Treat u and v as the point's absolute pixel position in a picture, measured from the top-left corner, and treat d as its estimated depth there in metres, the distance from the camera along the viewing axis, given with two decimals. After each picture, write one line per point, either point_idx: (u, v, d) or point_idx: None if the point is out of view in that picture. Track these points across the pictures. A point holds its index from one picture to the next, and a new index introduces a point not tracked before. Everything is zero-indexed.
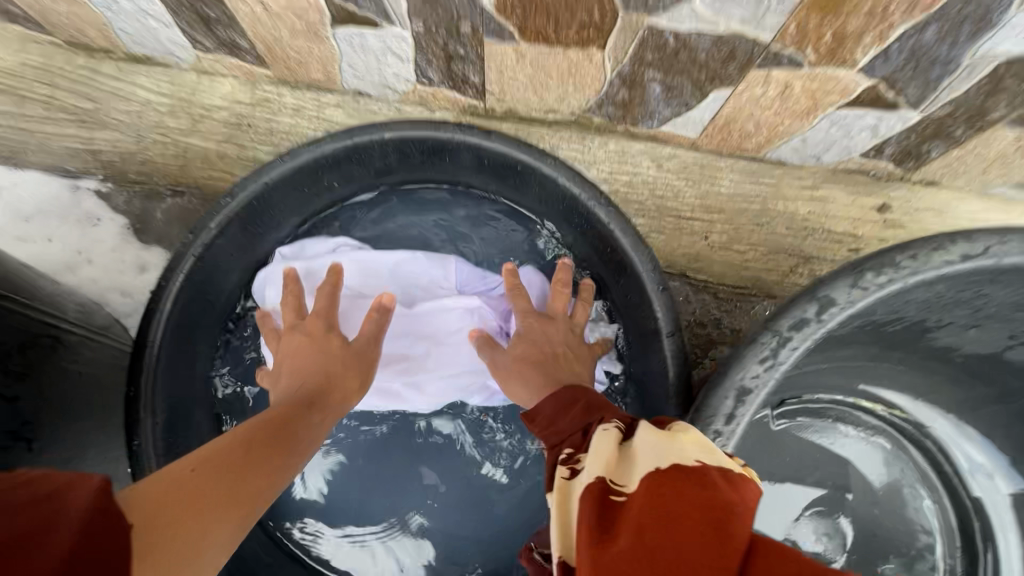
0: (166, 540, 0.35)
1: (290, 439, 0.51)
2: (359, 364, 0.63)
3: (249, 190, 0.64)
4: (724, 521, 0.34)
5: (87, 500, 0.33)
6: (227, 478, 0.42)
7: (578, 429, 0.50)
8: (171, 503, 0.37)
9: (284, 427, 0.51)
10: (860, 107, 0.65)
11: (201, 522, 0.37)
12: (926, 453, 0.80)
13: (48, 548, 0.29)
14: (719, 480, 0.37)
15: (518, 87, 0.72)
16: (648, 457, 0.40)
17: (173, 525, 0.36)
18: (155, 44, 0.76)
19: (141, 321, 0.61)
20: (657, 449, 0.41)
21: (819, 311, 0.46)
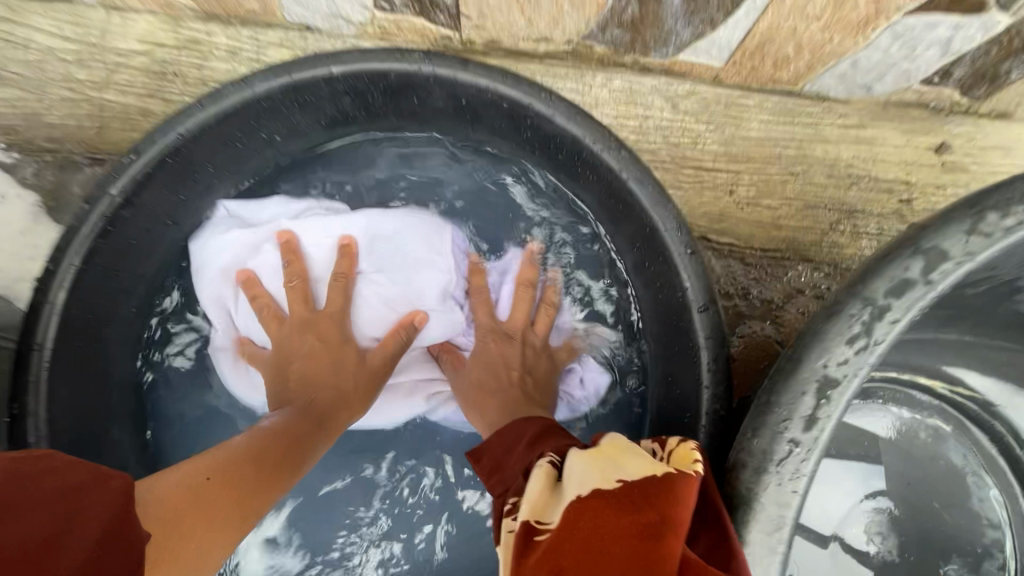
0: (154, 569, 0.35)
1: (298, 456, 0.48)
2: (373, 378, 0.57)
3: (159, 144, 0.50)
4: (653, 544, 0.30)
5: (88, 530, 0.32)
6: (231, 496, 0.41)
7: (521, 471, 0.42)
8: (176, 519, 0.38)
9: (293, 441, 0.49)
10: (935, 11, 0.51)
11: (197, 541, 0.38)
12: (995, 437, 0.69)
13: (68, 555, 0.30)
14: (643, 495, 0.32)
15: (500, 8, 0.58)
16: (570, 484, 0.34)
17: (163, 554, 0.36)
18: None
19: (26, 318, 0.47)
20: (584, 470, 0.35)
21: (926, 269, 0.33)
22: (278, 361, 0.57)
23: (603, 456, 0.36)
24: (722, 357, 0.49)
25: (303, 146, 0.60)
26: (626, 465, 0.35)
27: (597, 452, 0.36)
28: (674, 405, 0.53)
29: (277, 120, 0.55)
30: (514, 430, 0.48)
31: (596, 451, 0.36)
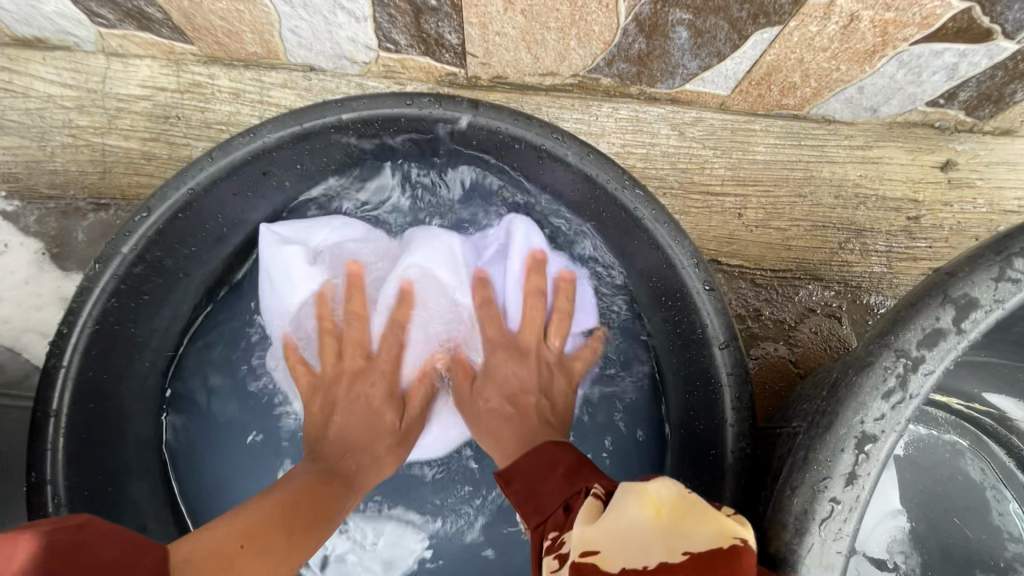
0: None
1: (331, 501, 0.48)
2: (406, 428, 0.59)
3: (170, 200, 0.49)
4: None
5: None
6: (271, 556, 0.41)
7: (560, 504, 0.41)
8: None
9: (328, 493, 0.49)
10: (941, 42, 0.52)
11: None
12: (1012, 450, 0.69)
13: None
14: (708, 566, 0.30)
15: (506, 46, 0.58)
16: (626, 535, 0.32)
17: None
18: (44, 22, 0.60)
19: (39, 383, 0.46)
20: (646, 526, 0.32)
21: (956, 318, 0.33)
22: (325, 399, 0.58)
23: (669, 514, 0.33)
24: (747, 395, 0.49)
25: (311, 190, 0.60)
26: (692, 529, 0.32)
27: (658, 505, 0.34)
28: (699, 442, 0.53)
29: (287, 167, 0.55)
30: (549, 455, 0.47)
31: (659, 506, 0.33)
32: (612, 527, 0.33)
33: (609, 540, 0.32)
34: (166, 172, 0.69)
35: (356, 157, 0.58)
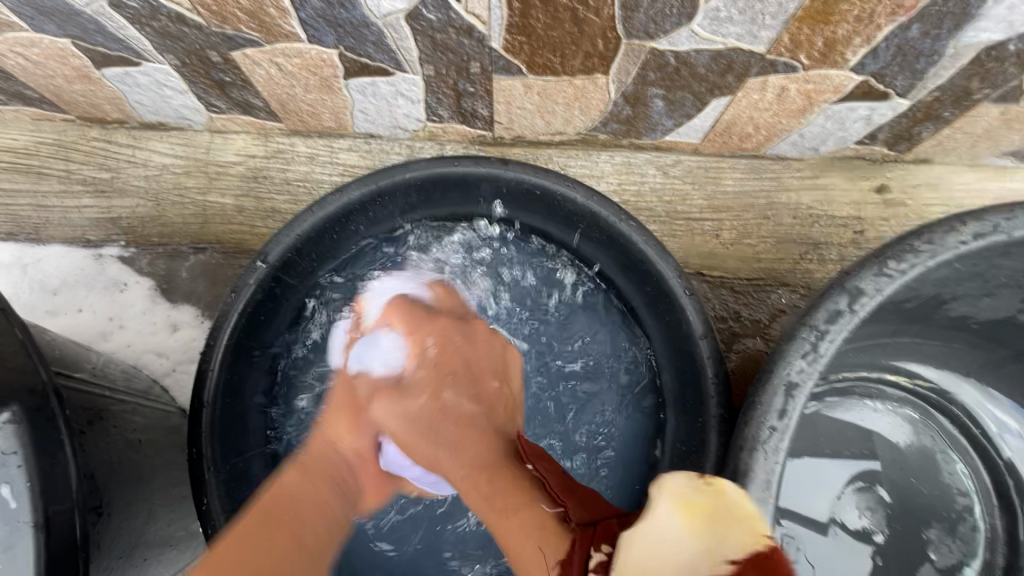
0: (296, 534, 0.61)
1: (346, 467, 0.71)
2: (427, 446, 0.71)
3: (283, 244, 0.66)
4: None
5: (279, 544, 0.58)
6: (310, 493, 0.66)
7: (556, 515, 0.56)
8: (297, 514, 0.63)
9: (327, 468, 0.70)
10: (853, 101, 0.68)
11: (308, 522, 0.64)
12: (953, 418, 0.83)
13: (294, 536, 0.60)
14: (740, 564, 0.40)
15: (525, 116, 0.76)
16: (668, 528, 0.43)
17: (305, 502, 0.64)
18: (169, 111, 0.79)
19: (194, 383, 0.63)
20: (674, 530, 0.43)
21: (850, 302, 0.49)
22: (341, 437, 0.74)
23: (702, 512, 0.43)
24: (723, 372, 0.64)
25: (378, 231, 0.77)
26: (720, 522, 0.42)
27: (688, 502, 0.44)
28: (689, 411, 0.68)
29: (362, 215, 0.72)
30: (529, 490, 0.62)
31: (688, 505, 0.44)
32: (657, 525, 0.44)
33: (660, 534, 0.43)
34: (254, 221, 0.86)
35: (413, 205, 0.75)
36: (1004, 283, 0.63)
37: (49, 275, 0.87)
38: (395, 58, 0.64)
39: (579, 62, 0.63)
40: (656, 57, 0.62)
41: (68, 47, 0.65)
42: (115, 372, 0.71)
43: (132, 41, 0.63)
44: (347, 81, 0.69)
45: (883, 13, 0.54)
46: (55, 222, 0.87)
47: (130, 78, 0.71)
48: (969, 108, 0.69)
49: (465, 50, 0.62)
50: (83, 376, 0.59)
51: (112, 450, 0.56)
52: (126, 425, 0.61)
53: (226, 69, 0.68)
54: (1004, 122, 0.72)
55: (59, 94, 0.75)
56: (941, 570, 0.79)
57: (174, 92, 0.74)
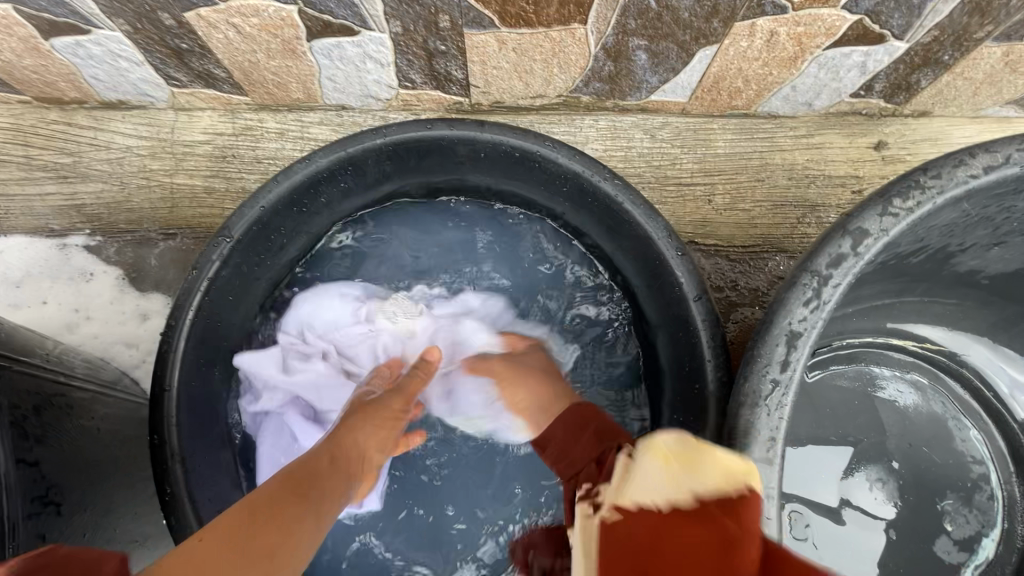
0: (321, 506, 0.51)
1: (333, 468, 0.56)
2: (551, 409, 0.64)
3: (247, 216, 0.62)
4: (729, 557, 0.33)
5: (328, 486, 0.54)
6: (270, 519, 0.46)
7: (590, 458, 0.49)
8: (263, 515, 0.46)
9: (278, 509, 0.47)
10: (848, 45, 0.65)
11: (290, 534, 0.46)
12: (964, 382, 0.79)
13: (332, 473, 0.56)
14: (717, 510, 0.35)
15: (502, 77, 0.72)
16: (637, 481, 0.38)
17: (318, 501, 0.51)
18: (128, 86, 0.75)
19: (155, 366, 0.59)
20: (652, 470, 0.38)
21: (854, 244, 0.45)
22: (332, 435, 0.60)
23: (684, 462, 0.37)
24: (719, 335, 0.60)
25: (351, 205, 0.73)
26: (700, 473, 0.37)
27: (670, 455, 0.38)
28: (685, 379, 0.64)
29: (333, 187, 0.68)
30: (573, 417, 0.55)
31: (670, 455, 0.38)
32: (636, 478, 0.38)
33: (628, 478, 0.39)
34: (225, 203, 0.82)
35: (388, 174, 0.71)
36: (1015, 229, 0.59)
37: (12, 268, 0.83)
38: (358, 14, 0.60)
39: (554, 11, 0.59)
40: (637, 1, 0.58)
41: (11, 14, 0.61)
42: (76, 361, 0.67)
43: (78, 5, 0.59)
44: (311, 43, 0.65)
45: None
46: (17, 210, 0.83)
47: (82, 50, 0.67)
48: (970, 50, 0.65)
49: (432, 1, 0.58)
50: (33, 361, 0.55)
51: (63, 438, 0.52)
52: (83, 413, 0.58)
53: (181, 34, 0.64)
54: (1006, 64, 0.68)
55: (10, 71, 0.71)
56: (958, 542, 0.75)
57: (130, 64, 0.70)
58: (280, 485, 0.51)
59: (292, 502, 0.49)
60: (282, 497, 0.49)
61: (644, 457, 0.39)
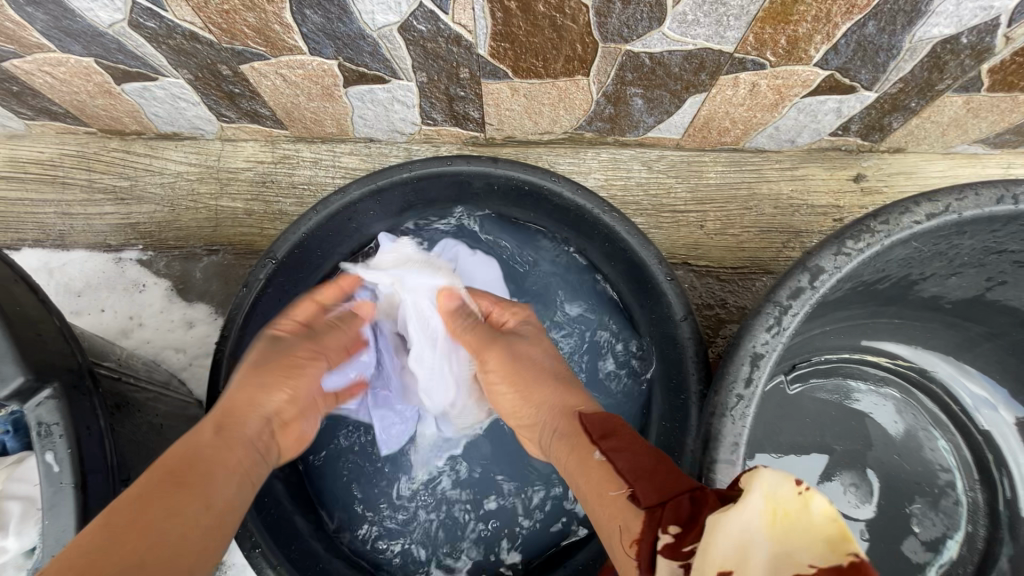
0: (219, 473, 0.50)
1: (230, 435, 0.55)
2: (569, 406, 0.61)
3: (289, 241, 0.71)
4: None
5: (230, 452, 0.53)
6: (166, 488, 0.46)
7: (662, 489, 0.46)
8: (151, 493, 0.45)
9: (174, 481, 0.47)
10: (822, 94, 0.73)
11: (178, 504, 0.45)
12: (934, 397, 0.87)
13: (235, 438, 0.55)
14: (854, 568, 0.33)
15: (514, 117, 0.80)
16: (743, 519, 0.37)
17: (213, 466, 0.50)
18: (183, 122, 0.85)
19: (210, 371, 0.68)
20: (756, 520, 0.36)
21: (811, 279, 0.54)
22: (239, 382, 0.60)
23: (791, 518, 0.36)
24: (702, 352, 0.68)
25: (377, 228, 0.82)
26: (810, 533, 0.36)
27: (780, 507, 0.37)
28: (673, 390, 0.72)
29: (362, 214, 0.77)
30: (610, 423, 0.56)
31: (779, 506, 0.37)
32: (735, 528, 0.36)
33: (738, 520, 0.37)
34: (263, 223, 0.91)
35: (411, 202, 0.79)
36: (968, 262, 0.66)
37: (72, 278, 0.93)
38: (390, 67, 0.69)
39: (560, 66, 0.68)
40: (632, 59, 0.66)
41: (91, 65, 0.70)
42: (137, 364, 0.76)
43: (150, 58, 0.69)
44: (347, 89, 0.74)
45: (839, 12, 0.58)
46: (78, 228, 0.93)
47: (148, 92, 0.77)
48: (934, 98, 0.73)
49: (454, 57, 0.67)
50: (109, 364, 0.64)
51: (136, 432, 0.61)
52: (149, 411, 0.67)
53: (234, 81, 0.73)
54: (968, 111, 0.75)
55: (82, 109, 0.81)
56: (925, 543, 0.82)
57: (187, 104, 0.79)
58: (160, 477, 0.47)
59: (187, 492, 0.47)
60: (183, 464, 0.49)
61: (750, 498, 0.37)
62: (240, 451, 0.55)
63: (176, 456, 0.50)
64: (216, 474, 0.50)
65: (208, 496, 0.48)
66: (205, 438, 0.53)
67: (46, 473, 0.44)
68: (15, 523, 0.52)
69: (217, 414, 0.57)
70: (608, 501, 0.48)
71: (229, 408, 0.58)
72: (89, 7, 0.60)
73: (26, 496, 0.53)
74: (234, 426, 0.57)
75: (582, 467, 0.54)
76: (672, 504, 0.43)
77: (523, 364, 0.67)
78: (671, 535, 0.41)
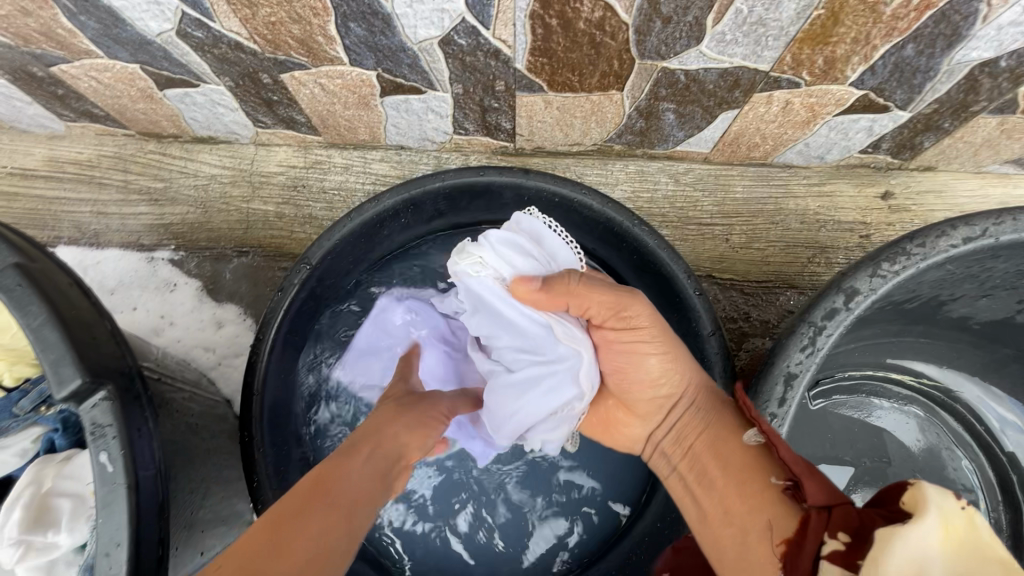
0: (350, 500, 0.53)
1: (372, 465, 0.59)
2: (704, 400, 0.65)
3: (324, 248, 0.72)
4: None
5: (367, 487, 0.56)
6: (311, 513, 0.50)
7: (823, 494, 0.49)
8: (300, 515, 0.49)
9: (320, 495, 0.52)
10: (855, 113, 0.73)
11: (316, 528, 0.49)
12: (958, 417, 0.86)
13: (373, 472, 0.58)
14: None
15: (545, 129, 0.81)
16: (913, 535, 0.38)
17: (350, 493, 0.54)
18: (220, 126, 0.86)
19: (246, 373, 0.69)
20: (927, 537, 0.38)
21: (846, 300, 0.54)
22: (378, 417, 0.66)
23: (962, 535, 0.37)
24: (730, 368, 0.69)
25: (406, 235, 0.83)
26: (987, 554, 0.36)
27: (951, 526, 0.38)
28: None
29: (394, 222, 0.78)
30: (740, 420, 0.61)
31: (953, 526, 0.38)
32: (903, 543, 0.38)
33: (908, 538, 0.38)
34: (293, 227, 0.93)
35: (442, 211, 0.80)
36: (1000, 284, 0.66)
37: (106, 276, 0.95)
38: (427, 78, 0.70)
39: (596, 81, 0.69)
40: (668, 75, 0.67)
41: (136, 71, 0.72)
42: (172, 364, 0.78)
43: (194, 66, 0.70)
44: (382, 99, 0.75)
45: (879, 35, 0.58)
46: (113, 228, 0.95)
47: (189, 98, 0.78)
48: (968, 119, 0.73)
49: (491, 70, 0.68)
50: (148, 365, 0.66)
51: (175, 432, 0.63)
52: (185, 411, 0.69)
53: (274, 89, 0.75)
54: (1002, 131, 0.75)
55: (122, 112, 0.83)
56: None
57: (225, 110, 0.81)
58: (304, 493, 0.52)
59: (327, 513, 0.51)
60: (327, 486, 0.53)
61: (923, 517, 0.39)
62: (382, 476, 0.59)
63: (322, 475, 0.55)
64: (352, 502, 0.53)
65: (346, 520, 0.52)
66: (353, 462, 0.58)
67: (101, 473, 0.45)
68: (67, 519, 0.54)
69: (359, 438, 0.63)
70: (756, 495, 0.54)
71: (378, 435, 0.63)
72: (139, 16, 0.62)
73: (76, 492, 0.55)
74: (385, 453, 0.61)
75: (727, 465, 0.59)
76: (837, 510, 0.47)
77: (646, 377, 0.68)
78: (840, 544, 0.43)
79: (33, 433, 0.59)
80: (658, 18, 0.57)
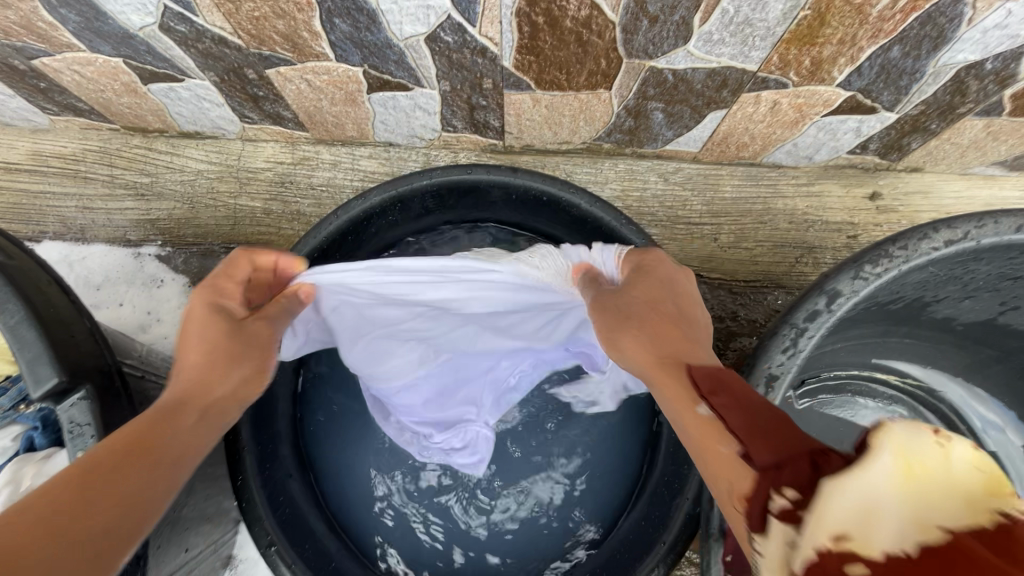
0: (143, 469, 0.43)
1: (182, 425, 0.48)
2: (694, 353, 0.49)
3: (310, 245, 0.71)
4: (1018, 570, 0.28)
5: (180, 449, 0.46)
6: (98, 495, 0.39)
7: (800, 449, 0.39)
8: (74, 497, 0.38)
9: (120, 463, 0.42)
10: (843, 114, 0.73)
11: (97, 521, 0.38)
12: (942, 415, 0.88)
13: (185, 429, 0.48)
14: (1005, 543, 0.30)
15: (533, 126, 0.81)
16: (861, 478, 0.33)
17: (144, 462, 0.43)
18: (206, 121, 0.86)
19: None
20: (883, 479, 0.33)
21: (828, 302, 0.54)
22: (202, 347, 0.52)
23: (923, 475, 0.33)
24: None
25: (394, 233, 0.83)
26: (937, 494, 0.32)
27: (909, 461, 0.33)
28: None
29: (381, 219, 0.77)
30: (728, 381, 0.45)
31: (911, 463, 0.33)
32: (855, 490, 0.33)
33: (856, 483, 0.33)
34: (281, 223, 0.92)
35: (430, 209, 0.80)
36: (982, 286, 0.67)
37: (92, 272, 0.94)
38: (414, 75, 0.70)
39: (583, 79, 0.68)
40: (656, 75, 0.67)
41: (120, 65, 0.71)
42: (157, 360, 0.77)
43: (178, 61, 0.70)
44: (370, 95, 0.75)
45: (865, 36, 0.58)
46: (99, 223, 0.94)
47: (173, 92, 0.78)
48: (954, 121, 0.73)
49: (478, 68, 0.67)
50: (132, 362, 0.66)
51: None
52: None
53: (259, 85, 0.74)
54: (988, 133, 0.75)
55: (107, 106, 0.82)
56: None
57: (211, 105, 0.80)
58: (122, 447, 0.43)
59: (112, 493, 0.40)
60: (129, 446, 0.43)
61: (874, 452, 0.34)
62: (210, 433, 0.50)
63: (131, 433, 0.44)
64: (148, 475, 0.43)
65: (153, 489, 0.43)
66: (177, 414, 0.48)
67: None
68: None
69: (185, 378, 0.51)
70: (724, 458, 0.41)
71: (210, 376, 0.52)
72: (121, 10, 0.61)
73: None
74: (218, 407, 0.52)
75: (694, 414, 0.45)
76: (792, 466, 0.37)
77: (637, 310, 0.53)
78: (787, 503, 0.36)
79: (13, 432, 0.60)
80: (645, 17, 0.57)
